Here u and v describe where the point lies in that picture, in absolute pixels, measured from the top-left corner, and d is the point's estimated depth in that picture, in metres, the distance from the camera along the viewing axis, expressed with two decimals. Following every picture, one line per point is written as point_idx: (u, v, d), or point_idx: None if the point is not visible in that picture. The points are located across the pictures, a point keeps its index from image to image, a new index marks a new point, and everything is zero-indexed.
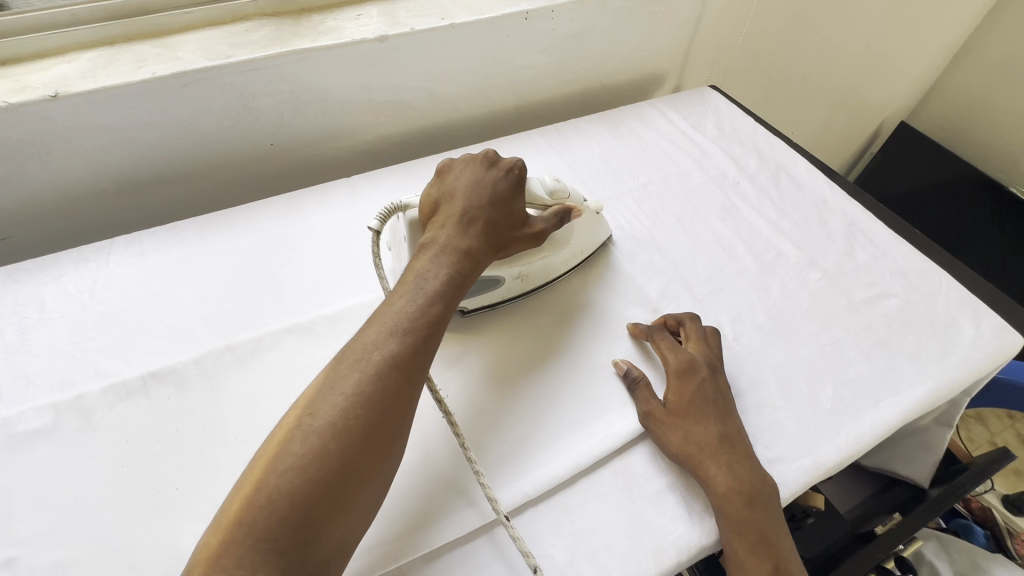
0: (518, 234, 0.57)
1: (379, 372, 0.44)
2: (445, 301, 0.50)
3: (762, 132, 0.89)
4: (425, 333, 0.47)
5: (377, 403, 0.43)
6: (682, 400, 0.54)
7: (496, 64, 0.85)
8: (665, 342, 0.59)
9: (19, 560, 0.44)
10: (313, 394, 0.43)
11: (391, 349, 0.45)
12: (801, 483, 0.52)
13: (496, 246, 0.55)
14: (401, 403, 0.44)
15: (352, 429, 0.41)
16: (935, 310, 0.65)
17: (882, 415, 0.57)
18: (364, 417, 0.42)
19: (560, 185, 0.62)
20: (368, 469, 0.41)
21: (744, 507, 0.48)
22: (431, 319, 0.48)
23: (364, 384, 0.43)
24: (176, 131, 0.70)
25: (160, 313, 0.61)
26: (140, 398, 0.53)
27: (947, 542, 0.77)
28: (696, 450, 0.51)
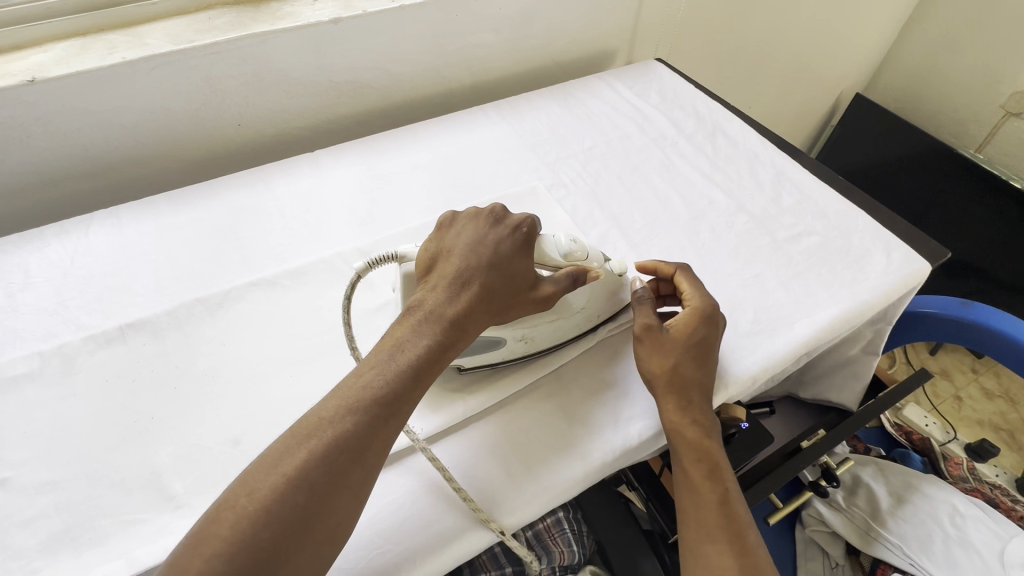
0: (511, 304, 0.54)
1: (332, 453, 0.43)
2: (416, 381, 0.48)
3: (701, 98, 0.95)
4: (387, 413, 0.46)
5: (324, 489, 0.42)
6: (685, 331, 0.57)
7: (449, 43, 0.91)
8: (689, 279, 0.61)
9: (10, 481, 0.49)
10: (263, 465, 0.43)
11: (349, 430, 0.44)
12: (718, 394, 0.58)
13: (484, 317, 0.53)
14: (348, 486, 0.43)
15: (289, 513, 0.40)
16: (851, 244, 0.71)
17: (795, 334, 0.62)
18: (304, 501, 0.41)
19: (578, 246, 0.59)
20: (302, 554, 0.40)
21: (700, 437, 0.54)
22: (394, 400, 0.47)
23: (315, 466, 0.42)
24: (148, 112, 0.76)
25: (137, 274, 0.66)
26: (118, 346, 0.59)
27: (884, 467, 0.81)
28: (675, 378, 0.55)
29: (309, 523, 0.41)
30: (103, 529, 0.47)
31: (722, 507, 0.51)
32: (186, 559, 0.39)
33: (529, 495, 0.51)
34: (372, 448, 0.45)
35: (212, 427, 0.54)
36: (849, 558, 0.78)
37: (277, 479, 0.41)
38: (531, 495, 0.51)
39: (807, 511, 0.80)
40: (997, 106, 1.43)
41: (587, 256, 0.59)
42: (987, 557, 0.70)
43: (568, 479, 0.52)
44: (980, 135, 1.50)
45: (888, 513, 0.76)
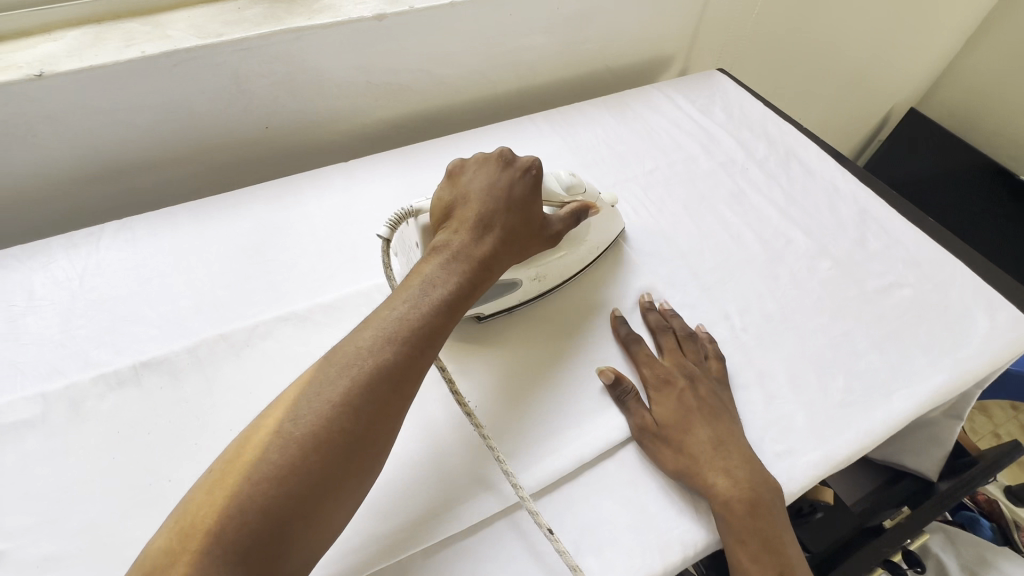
0: (529, 244, 0.53)
1: (373, 381, 0.40)
2: (452, 312, 0.46)
3: (771, 117, 0.86)
4: (425, 340, 0.44)
5: (368, 417, 0.39)
6: (673, 417, 0.51)
7: (499, 44, 0.82)
8: (641, 354, 0.56)
9: (6, 555, 0.43)
10: (301, 396, 0.40)
11: (389, 356, 0.42)
12: (811, 477, 0.51)
13: (507, 255, 0.51)
14: (389, 420, 0.41)
15: (332, 447, 0.38)
16: (949, 300, 0.64)
17: (894, 408, 0.55)
18: (352, 430, 0.39)
19: (576, 180, 0.59)
20: (344, 488, 0.38)
21: (747, 519, 0.46)
22: (431, 330, 0.44)
23: (358, 395, 0.39)
24: (168, 112, 0.68)
25: (152, 301, 0.59)
26: (131, 388, 0.52)
27: (954, 536, 0.75)
28: (691, 459, 0.49)
29: (350, 459, 0.38)
30: None
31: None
32: (225, 493, 0.36)
33: None
34: (411, 378, 0.42)
35: None
36: None
37: (319, 409, 0.39)
38: None
39: None
40: None
41: (585, 189, 0.60)
42: None
43: None
44: None
45: None
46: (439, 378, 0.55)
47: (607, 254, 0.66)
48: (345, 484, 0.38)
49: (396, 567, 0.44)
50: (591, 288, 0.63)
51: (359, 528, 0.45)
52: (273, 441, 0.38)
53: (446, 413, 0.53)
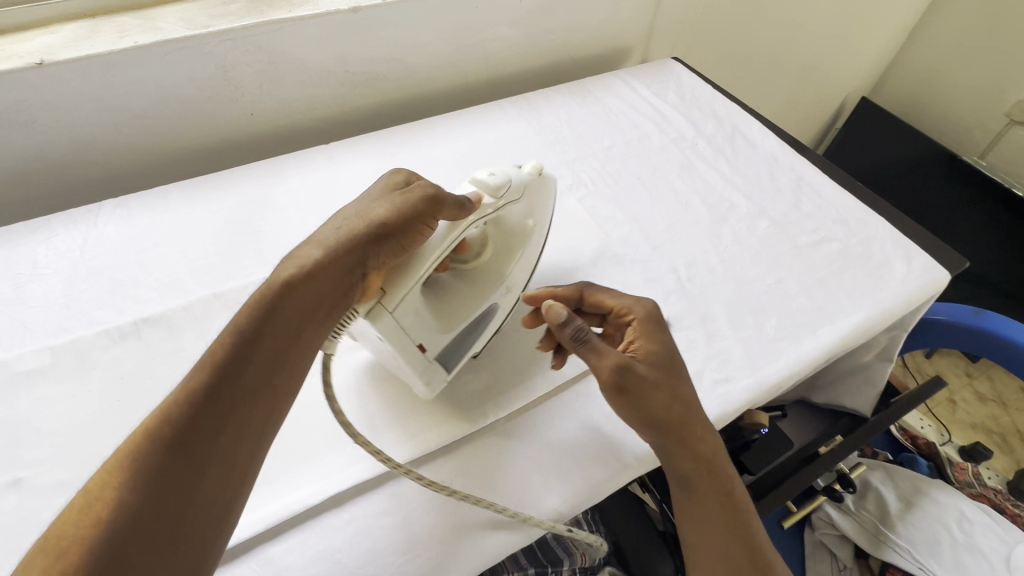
0: (383, 217, 0.49)
1: (192, 386, 0.39)
2: (285, 307, 0.44)
3: (720, 99, 0.94)
4: (255, 335, 0.42)
5: (189, 420, 0.38)
6: (658, 358, 0.51)
7: (467, 35, 0.89)
8: (604, 292, 0.57)
9: (24, 481, 0.48)
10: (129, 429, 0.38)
11: (210, 361, 0.40)
12: (745, 400, 0.58)
13: (357, 238, 0.48)
14: (204, 447, 0.37)
15: (153, 460, 0.36)
16: (871, 251, 0.71)
17: (819, 341, 0.62)
18: (159, 462, 0.36)
19: (496, 181, 0.54)
20: (184, 493, 0.36)
21: (719, 472, 0.51)
22: (246, 343, 0.41)
23: (177, 406, 0.38)
24: (158, 99, 0.73)
25: (149, 267, 0.64)
26: (132, 342, 0.57)
27: (893, 472, 0.82)
28: (677, 417, 0.49)
29: (180, 464, 0.37)
30: None
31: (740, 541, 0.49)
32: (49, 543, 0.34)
33: (557, 494, 0.50)
34: (244, 379, 0.40)
35: None
36: (858, 562, 0.79)
37: (142, 428, 0.37)
38: (563, 495, 0.50)
39: (817, 514, 0.81)
40: (1001, 114, 1.44)
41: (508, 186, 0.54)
42: (994, 562, 0.71)
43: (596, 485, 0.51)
44: (983, 142, 1.51)
45: (897, 517, 0.77)
46: None
47: None
48: (196, 480, 0.37)
49: (378, 482, 0.50)
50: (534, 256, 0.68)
51: (342, 451, 0.51)
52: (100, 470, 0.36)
53: None
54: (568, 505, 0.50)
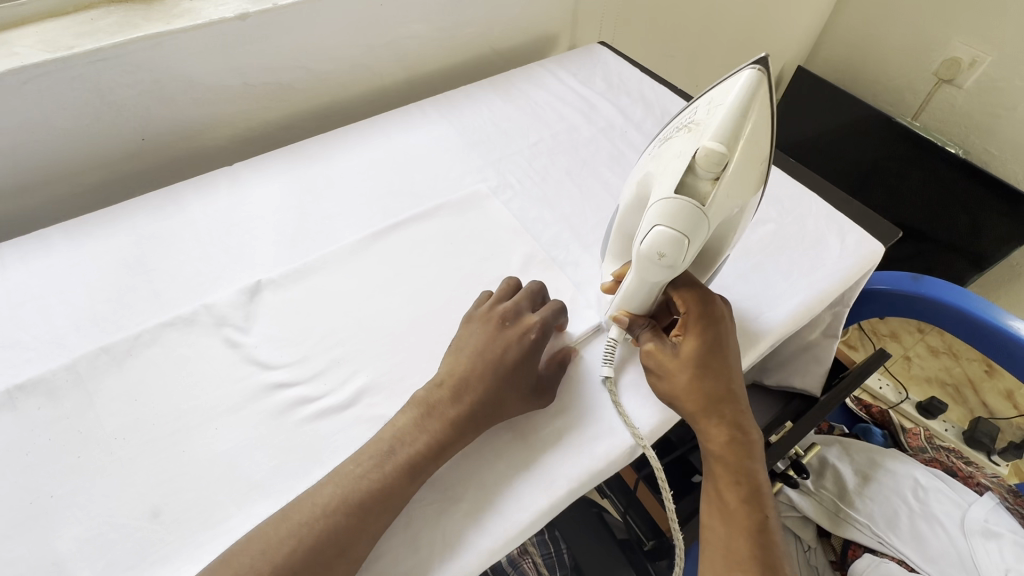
0: (503, 388, 0.50)
1: (342, 517, 0.43)
2: (426, 474, 0.47)
3: (648, 82, 0.91)
4: (409, 478, 0.45)
5: (330, 550, 0.41)
6: (694, 343, 0.51)
7: (376, 35, 0.83)
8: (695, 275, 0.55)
9: None
10: (270, 533, 0.42)
11: (360, 494, 0.44)
12: None
13: (499, 405, 0.50)
14: (359, 541, 0.43)
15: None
16: (806, 230, 0.70)
17: (758, 330, 0.60)
18: (314, 552, 0.41)
19: (671, 240, 0.46)
20: None
21: (739, 460, 0.49)
22: (410, 476, 0.45)
23: (321, 532, 0.42)
24: (26, 133, 0.66)
25: (27, 324, 0.57)
26: (6, 413, 0.51)
27: (848, 446, 0.82)
28: (708, 400, 0.50)
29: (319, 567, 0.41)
30: None
31: (761, 538, 0.46)
32: None
33: (489, 532, 0.46)
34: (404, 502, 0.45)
35: (124, 500, 0.46)
36: (821, 541, 0.79)
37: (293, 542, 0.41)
38: (493, 535, 0.46)
39: (778, 498, 0.81)
40: (930, 73, 1.46)
41: (686, 237, 0.46)
42: (950, 528, 0.71)
43: (531, 515, 0.47)
44: (914, 103, 1.53)
45: (855, 492, 0.77)
46: (331, 364, 0.56)
47: (468, 230, 0.68)
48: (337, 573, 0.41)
49: None
50: (459, 269, 0.64)
51: (250, 511, 0.46)
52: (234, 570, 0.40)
53: (335, 397, 0.53)
54: (501, 543, 0.46)
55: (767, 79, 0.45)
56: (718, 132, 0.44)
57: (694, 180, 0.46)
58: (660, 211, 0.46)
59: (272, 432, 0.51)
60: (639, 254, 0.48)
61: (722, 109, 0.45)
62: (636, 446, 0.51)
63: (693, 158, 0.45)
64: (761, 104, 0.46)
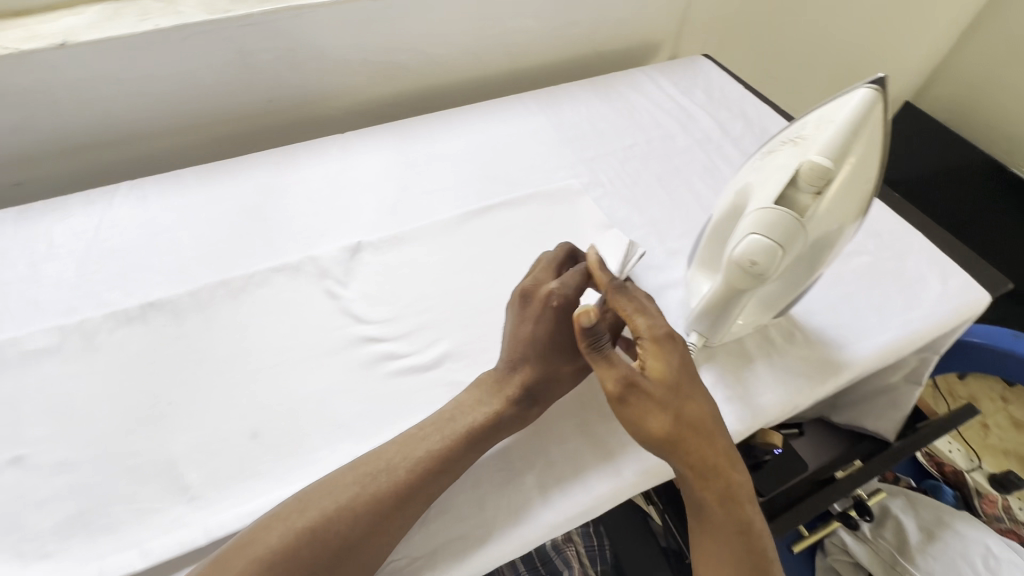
0: (551, 358, 0.52)
1: (406, 477, 0.45)
2: (488, 443, 0.49)
3: (750, 99, 0.90)
4: (466, 445, 0.48)
5: (391, 501, 0.44)
6: (661, 373, 0.47)
7: (489, 26, 0.87)
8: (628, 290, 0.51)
9: (26, 459, 0.48)
10: (336, 480, 0.45)
11: (424, 457, 0.46)
12: (769, 417, 0.55)
13: (557, 375, 0.52)
14: (420, 498, 0.45)
15: (354, 526, 0.43)
16: (904, 267, 0.67)
17: (843, 361, 0.59)
18: (378, 502, 0.44)
19: (766, 242, 0.43)
20: (359, 552, 0.42)
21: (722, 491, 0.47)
22: (468, 443, 0.48)
23: (384, 486, 0.44)
24: (177, 84, 0.74)
25: (159, 252, 0.64)
26: (138, 326, 0.57)
27: (914, 500, 0.78)
28: (683, 431, 0.47)
29: (381, 518, 0.44)
30: (116, 516, 0.46)
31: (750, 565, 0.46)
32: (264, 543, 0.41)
33: (555, 505, 0.48)
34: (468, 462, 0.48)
35: (228, 418, 0.52)
36: None
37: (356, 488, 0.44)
38: (558, 510, 0.48)
39: (830, 539, 0.77)
40: None
41: (783, 242, 0.43)
42: None
43: (597, 496, 0.49)
44: None
45: (917, 548, 0.74)
46: (417, 327, 0.59)
47: (557, 222, 0.70)
48: (400, 524, 0.44)
49: None
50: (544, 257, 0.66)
51: (336, 448, 0.50)
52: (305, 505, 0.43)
53: (420, 359, 0.57)
54: (564, 518, 0.48)
55: (884, 100, 0.42)
56: (826, 148, 0.41)
57: (794, 191, 0.43)
58: (751, 224, 0.44)
59: (361, 379, 0.55)
60: (727, 258, 0.45)
61: (833, 126, 0.42)
62: None
63: (795, 169, 0.43)
64: (876, 125, 0.43)
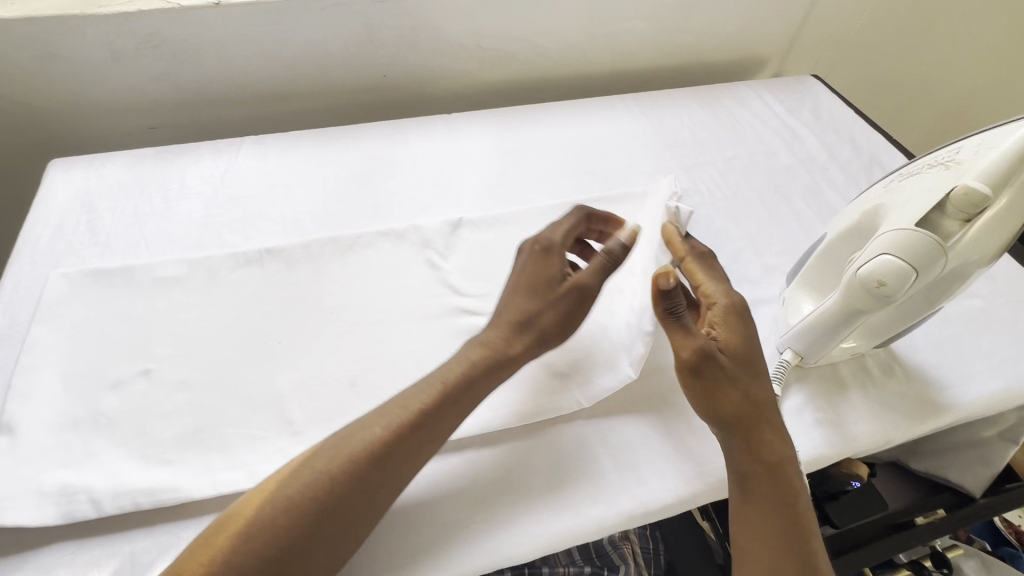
0: (530, 305, 0.52)
1: (392, 441, 0.43)
2: (465, 397, 0.47)
3: (860, 125, 0.87)
4: (449, 403, 0.46)
5: (377, 466, 0.43)
6: (733, 343, 0.50)
7: (601, 25, 0.88)
8: (702, 268, 0.55)
9: (153, 372, 0.53)
10: (332, 443, 0.43)
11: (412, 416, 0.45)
12: (863, 448, 0.54)
13: (534, 321, 0.52)
14: (397, 459, 0.43)
15: (340, 487, 0.41)
16: (1019, 317, 0.63)
17: (945, 403, 0.56)
18: (360, 466, 0.42)
19: (898, 263, 0.44)
20: (340, 520, 0.41)
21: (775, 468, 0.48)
22: (450, 397, 0.47)
23: (370, 450, 0.43)
24: (306, 50, 0.78)
25: (277, 204, 0.69)
26: (255, 268, 0.61)
27: (989, 563, 0.75)
28: (750, 405, 0.49)
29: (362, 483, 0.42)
30: (228, 438, 0.50)
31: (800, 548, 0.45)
32: (264, 504, 0.40)
33: (631, 496, 0.50)
34: (447, 418, 0.46)
35: (332, 365, 0.55)
36: None
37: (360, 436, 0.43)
38: (635, 500, 0.49)
39: None
40: None
41: (917, 264, 0.44)
42: None
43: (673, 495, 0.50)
44: None
45: None
46: None
47: None
48: (376, 486, 0.42)
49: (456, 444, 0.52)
50: None
51: None
52: (303, 460, 0.43)
53: None
54: (640, 509, 0.49)
55: None
56: (982, 175, 0.42)
57: (938, 216, 0.44)
58: (887, 243, 0.45)
59: (456, 348, 0.57)
60: (853, 275, 0.47)
61: (995, 153, 0.42)
62: None
63: (943, 194, 0.43)
64: None
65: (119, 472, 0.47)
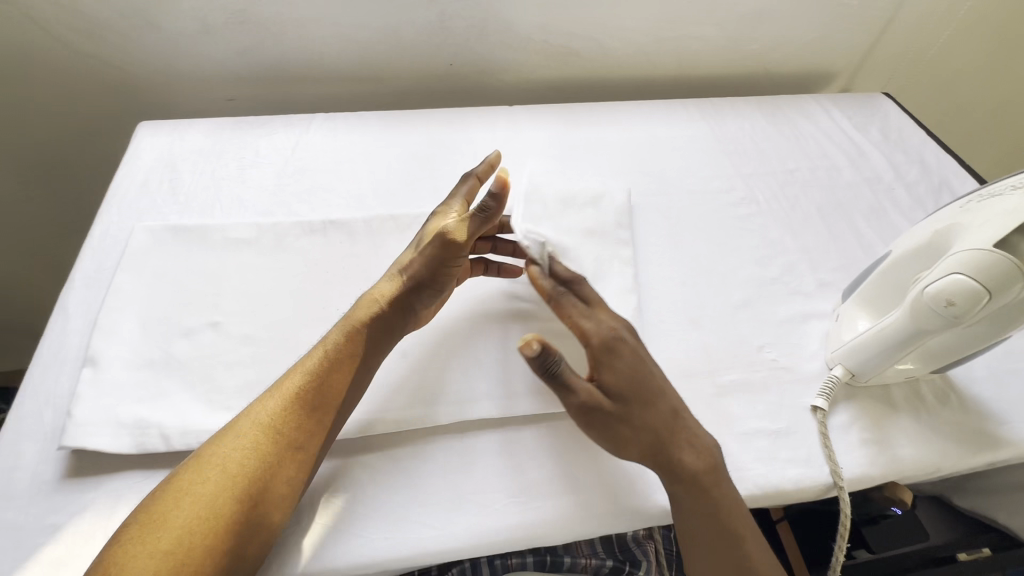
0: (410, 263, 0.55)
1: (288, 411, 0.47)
2: (347, 350, 0.50)
3: (932, 147, 0.84)
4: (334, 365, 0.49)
5: (280, 439, 0.45)
6: (615, 375, 0.49)
7: (670, 28, 0.88)
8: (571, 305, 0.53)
9: (221, 325, 0.56)
10: (241, 424, 0.46)
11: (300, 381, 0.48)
12: (911, 473, 0.52)
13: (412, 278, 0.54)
14: (289, 426, 0.46)
15: (255, 462, 0.44)
16: None
17: (1002, 437, 0.54)
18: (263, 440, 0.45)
19: (975, 284, 0.43)
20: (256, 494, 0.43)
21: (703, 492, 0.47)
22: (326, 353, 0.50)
23: (273, 427, 0.46)
24: (381, 35, 0.81)
25: (342, 179, 0.72)
26: (318, 237, 0.64)
27: None
28: (660, 430, 0.47)
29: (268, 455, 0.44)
30: None
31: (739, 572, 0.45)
32: (189, 487, 0.42)
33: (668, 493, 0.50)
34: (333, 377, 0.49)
35: None
36: None
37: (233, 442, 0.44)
38: None
39: None
40: None
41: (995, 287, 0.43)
42: None
43: None
44: None
45: None
46: None
47: (707, 229, 0.70)
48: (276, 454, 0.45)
49: (498, 423, 0.53)
50: (690, 259, 0.66)
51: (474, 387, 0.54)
52: (193, 471, 0.43)
53: None
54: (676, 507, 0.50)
55: None
56: None
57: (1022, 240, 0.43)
58: (965, 262, 0.44)
59: (504, 331, 0.59)
60: (924, 292, 0.46)
61: None
62: (833, 488, 0.51)
63: None
64: None
65: (187, 413, 0.50)
